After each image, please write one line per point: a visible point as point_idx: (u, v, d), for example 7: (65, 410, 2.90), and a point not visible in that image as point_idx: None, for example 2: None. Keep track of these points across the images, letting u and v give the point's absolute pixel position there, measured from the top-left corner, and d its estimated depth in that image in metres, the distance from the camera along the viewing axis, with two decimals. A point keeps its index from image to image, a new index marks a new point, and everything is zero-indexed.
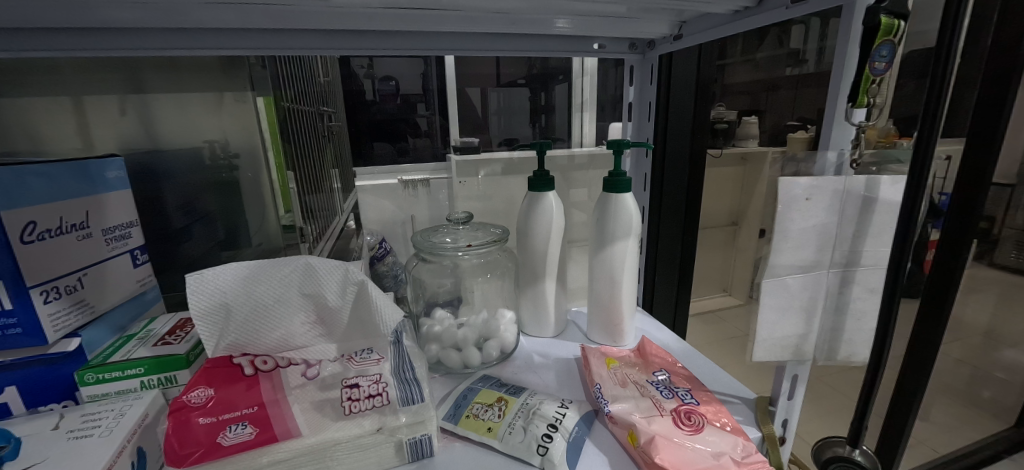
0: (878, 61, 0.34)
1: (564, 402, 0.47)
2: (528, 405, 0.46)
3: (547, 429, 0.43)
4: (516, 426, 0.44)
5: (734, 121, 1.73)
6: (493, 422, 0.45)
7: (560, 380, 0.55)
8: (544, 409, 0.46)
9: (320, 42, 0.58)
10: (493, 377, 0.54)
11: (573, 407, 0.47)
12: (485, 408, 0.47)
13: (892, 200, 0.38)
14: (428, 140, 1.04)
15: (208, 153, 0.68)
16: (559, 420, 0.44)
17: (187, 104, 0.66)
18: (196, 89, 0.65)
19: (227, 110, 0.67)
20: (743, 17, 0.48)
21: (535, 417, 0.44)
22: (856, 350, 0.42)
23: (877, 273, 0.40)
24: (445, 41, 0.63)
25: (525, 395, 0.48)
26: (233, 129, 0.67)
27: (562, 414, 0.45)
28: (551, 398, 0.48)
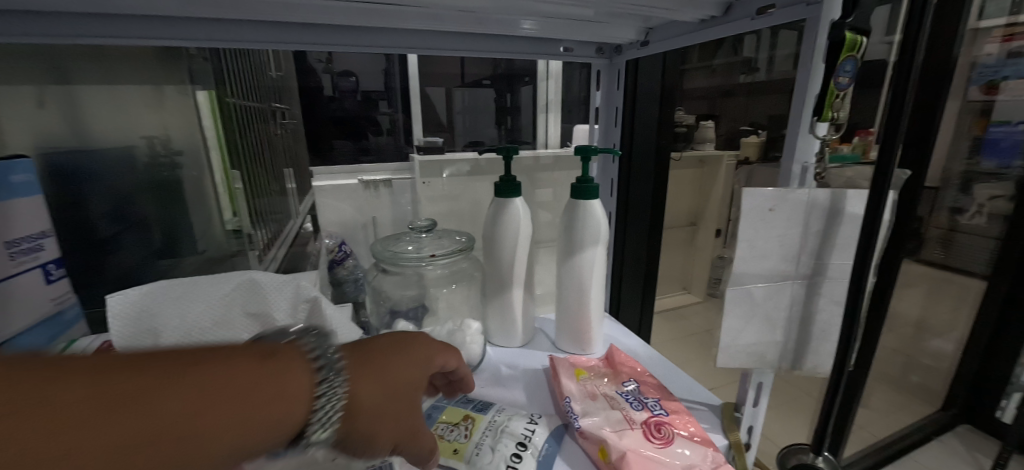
0: (842, 76, 0.35)
1: (533, 417, 0.46)
2: (496, 422, 0.45)
3: (516, 448, 0.42)
4: (484, 447, 0.42)
5: (694, 124, 1.79)
6: (459, 444, 0.42)
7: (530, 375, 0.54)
8: (513, 427, 0.44)
9: (268, 35, 0.54)
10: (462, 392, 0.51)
11: (542, 423, 0.45)
12: (451, 429, 0.44)
13: (857, 213, 0.39)
14: (391, 138, 0.92)
15: (147, 149, 0.62)
16: (528, 437, 0.43)
17: (120, 96, 0.60)
18: (130, 81, 0.60)
19: (169, 104, 0.62)
20: (708, 26, 0.48)
21: (504, 436, 0.43)
22: (818, 358, 0.43)
23: (842, 284, 0.41)
24: (406, 39, 0.60)
25: (493, 412, 0.47)
26: (175, 125, 0.63)
27: (531, 430, 0.44)
28: (523, 415, 0.46)
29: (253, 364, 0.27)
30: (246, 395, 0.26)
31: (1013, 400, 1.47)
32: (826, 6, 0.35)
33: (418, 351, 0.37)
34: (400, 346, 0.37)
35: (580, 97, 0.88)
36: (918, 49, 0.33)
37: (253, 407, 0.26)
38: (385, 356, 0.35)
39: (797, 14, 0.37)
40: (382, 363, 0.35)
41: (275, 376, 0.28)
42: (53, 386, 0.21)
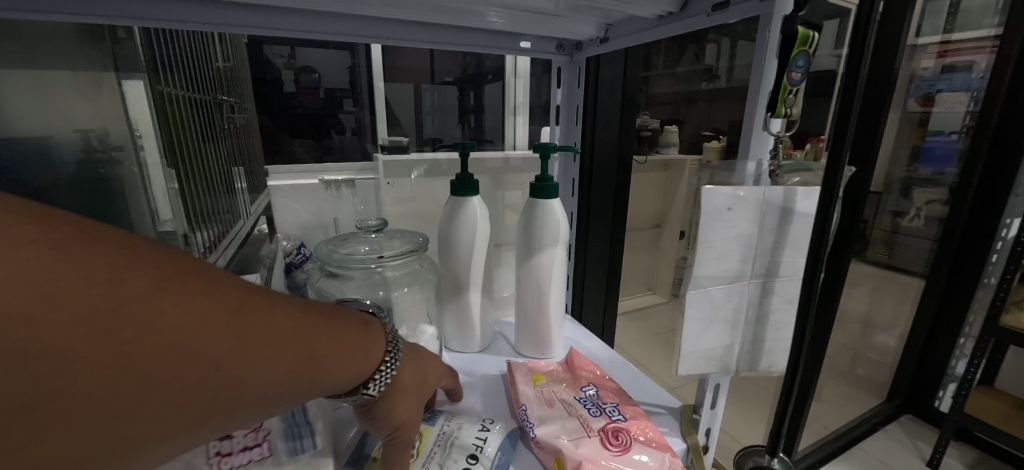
0: (795, 71, 0.33)
1: (485, 424, 0.44)
2: (444, 434, 0.42)
3: (467, 461, 0.39)
4: (432, 462, 0.39)
5: (658, 128, 1.83)
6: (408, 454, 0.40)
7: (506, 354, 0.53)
8: (466, 433, 0.42)
9: (204, 17, 0.49)
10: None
11: (496, 430, 0.43)
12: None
13: (807, 211, 0.39)
14: (356, 137, 0.95)
15: (80, 144, 0.51)
16: (480, 449, 0.41)
17: (42, 82, 0.49)
18: (48, 64, 0.49)
19: (104, 93, 0.51)
20: (667, 22, 0.47)
21: (454, 449, 0.40)
22: (771, 358, 0.43)
23: (793, 283, 0.41)
24: (359, 27, 0.56)
25: (445, 419, 0.44)
26: (110, 116, 0.51)
27: (483, 440, 0.42)
28: (473, 422, 0.44)
29: (343, 323, 0.33)
30: (340, 345, 0.32)
31: (950, 390, 1.55)
32: (778, 2, 0.34)
33: (439, 363, 0.45)
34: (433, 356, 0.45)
35: (544, 97, 0.87)
36: (865, 49, 0.33)
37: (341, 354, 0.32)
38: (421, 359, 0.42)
39: (752, 10, 0.37)
40: (421, 364, 0.42)
41: (355, 335, 0.34)
42: (220, 297, 0.26)
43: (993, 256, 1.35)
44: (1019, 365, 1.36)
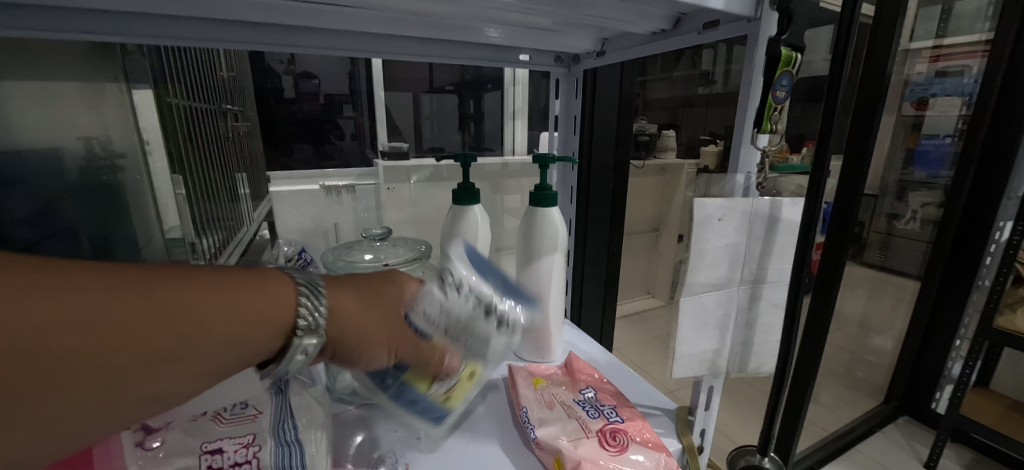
0: (778, 90, 0.36)
1: (446, 286, 0.40)
2: (462, 341, 0.41)
3: (498, 333, 0.42)
4: (483, 354, 0.43)
5: (655, 133, 1.87)
6: (475, 368, 0.44)
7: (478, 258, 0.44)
8: (481, 325, 0.41)
9: (212, 34, 0.51)
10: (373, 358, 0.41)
11: (477, 299, 0.41)
12: (444, 381, 0.42)
13: (792, 220, 0.41)
14: (355, 141, 1.07)
15: (82, 151, 0.50)
16: (487, 314, 0.41)
17: (52, 93, 0.48)
18: (61, 78, 0.49)
19: (110, 103, 0.50)
20: (660, 38, 0.49)
21: (479, 338, 0.41)
22: (762, 360, 0.45)
23: (780, 288, 0.43)
24: (363, 42, 0.58)
25: (432, 331, 0.39)
26: (117, 124, 0.51)
27: (478, 309, 0.41)
28: (454, 302, 0.40)
29: (237, 288, 0.29)
30: (236, 311, 0.28)
31: (945, 392, 1.54)
32: (764, 23, 0.36)
33: (414, 308, 0.39)
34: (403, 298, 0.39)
35: (542, 106, 0.89)
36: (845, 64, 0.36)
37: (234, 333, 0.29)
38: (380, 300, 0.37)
39: (740, 30, 0.38)
40: (374, 308, 0.37)
41: (262, 302, 0.30)
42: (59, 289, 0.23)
43: (985, 258, 1.36)
44: (1012, 366, 1.38)
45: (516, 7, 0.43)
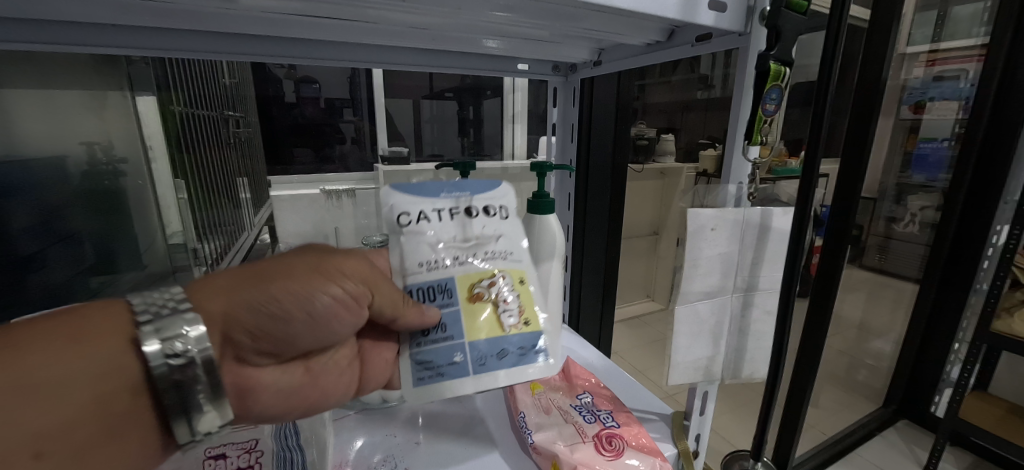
0: (768, 104, 0.37)
1: (413, 222, 0.41)
2: (475, 270, 0.42)
3: (488, 230, 0.44)
4: (502, 255, 0.43)
5: (654, 137, 1.89)
6: (521, 270, 0.44)
7: (418, 188, 0.43)
8: (474, 227, 0.43)
9: (217, 46, 0.52)
10: (420, 349, 0.40)
11: (438, 226, 0.42)
12: (508, 311, 0.42)
13: (782, 228, 0.42)
14: (355, 145, 1.13)
15: (85, 157, 0.59)
16: (465, 226, 0.43)
17: (56, 101, 0.57)
18: (64, 89, 0.57)
19: (111, 111, 0.60)
20: (655, 49, 0.50)
21: (480, 246, 0.43)
22: (755, 367, 0.46)
23: (772, 295, 0.44)
24: (365, 53, 0.59)
25: (440, 263, 0.41)
26: (120, 132, 0.61)
27: (450, 231, 0.42)
28: (434, 235, 0.42)
29: (42, 343, 0.28)
30: (52, 362, 0.28)
31: (945, 395, 1.52)
32: (753, 37, 0.38)
33: (310, 273, 0.35)
34: (290, 264, 0.35)
35: (541, 112, 0.90)
36: (832, 72, 0.37)
37: (54, 377, 0.27)
38: (261, 272, 0.34)
39: (731, 42, 0.40)
40: (255, 282, 0.34)
41: (78, 342, 0.29)
42: None
43: (984, 262, 1.36)
44: (1011, 370, 1.38)
45: (516, 21, 0.44)
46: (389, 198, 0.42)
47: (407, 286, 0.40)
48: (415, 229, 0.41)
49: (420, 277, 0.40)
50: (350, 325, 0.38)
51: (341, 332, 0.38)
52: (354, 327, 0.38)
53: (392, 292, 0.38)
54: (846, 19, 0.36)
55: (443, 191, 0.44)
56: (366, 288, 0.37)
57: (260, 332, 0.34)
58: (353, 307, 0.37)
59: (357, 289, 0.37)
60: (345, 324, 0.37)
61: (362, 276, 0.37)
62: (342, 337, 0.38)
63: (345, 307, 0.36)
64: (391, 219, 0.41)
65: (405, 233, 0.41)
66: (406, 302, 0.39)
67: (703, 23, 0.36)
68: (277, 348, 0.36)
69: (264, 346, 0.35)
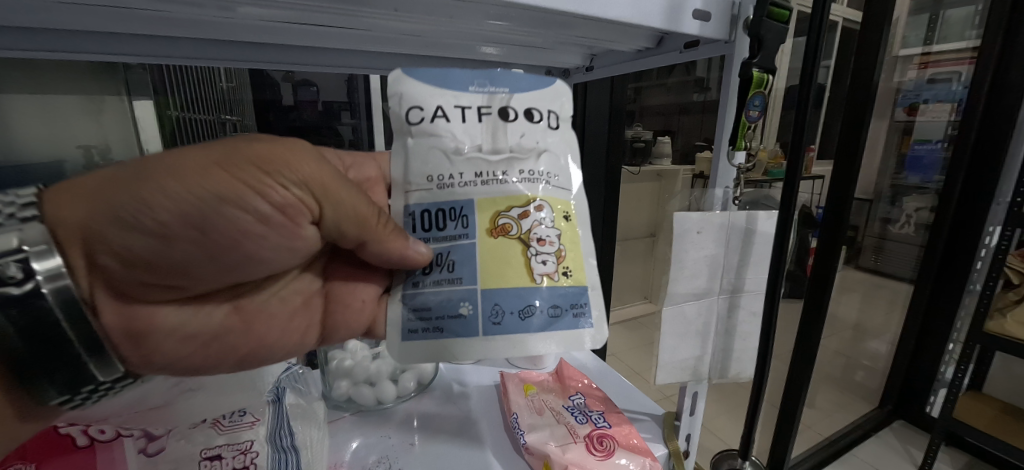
0: (751, 110, 0.39)
1: (427, 120, 0.35)
2: (504, 189, 0.35)
3: (525, 140, 0.36)
4: (543, 179, 0.36)
5: (650, 140, 1.90)
6: (566, 203, 0.36)
7: (443, 75, 0.36)
8: (507, 135, 0.35)
9: (211, 53, 0.52)
10: (423, 293, 0.35)
11: (465, 129, 0.35)
12: (541, 256, 0.35)
13: (767, 232, 0.43)
14: None
15: (85, 158, 0.68)
16: (496, 131, 0.35)
17: (59, 107, 0.65)
18: (65, 92, 0.65)
19: (108, 114, 0.69)
20: (647, 55, 0.50)
21: (515, 161, 0.35)
22: (743, 368, 0.47)
23: (757, 297, 0.45)
24: (359, 58, 0.60)
25: (456, 180, 0.34)
26: (116, 133, 0.70)
27: (477, 137, 0.35)
28: (454, 139, 0.35)
29: None
30: None
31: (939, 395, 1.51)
32: (737, 45, 0.39)
33: (212, 177, 0.30)
34: (185, 164, 0.30)
35: None
36: (814, 73, 0.40)
37: None
38: (144, 177, 0.29)
39: (717, 50, 0.42)
40: (132, 190, 0.29)
41: None
42: None
43: (977, 263, 1.37)
44: (1005, 370, 1.39)
45: (508, 29, 0.45)
46: (400, 85, 0.35)
47: (413, 209, 0.35)
48: (430, 129, 0.35)
49: (427, 197, 0.35)
50: (275, 245, 0.35)
51: (265, 253, 0.35)
52: (281, 244, 0.35)
53: (340, 198, 0.34)
54: (829, 15, 0.39)
55: (474, 83, 0.36)
56: (296, 198, 0.33)
57: (152, 258, 0.31)
58: (276, 222, 0.33)
59: (284, 199, 0.32)
60: (269, 243, 0.34)
61: (294, 177, 0.32)
62: (267, 259, 0.35)
63: (264, 222, 0.33)
64: (401, 114, 0.35)
65: (414, 134, 0.35)
66: (384, 224, 0.34)
67: (687, 32, 0.37)
68: (178, 275, 0.33)
69: (160, 275, 0.33)
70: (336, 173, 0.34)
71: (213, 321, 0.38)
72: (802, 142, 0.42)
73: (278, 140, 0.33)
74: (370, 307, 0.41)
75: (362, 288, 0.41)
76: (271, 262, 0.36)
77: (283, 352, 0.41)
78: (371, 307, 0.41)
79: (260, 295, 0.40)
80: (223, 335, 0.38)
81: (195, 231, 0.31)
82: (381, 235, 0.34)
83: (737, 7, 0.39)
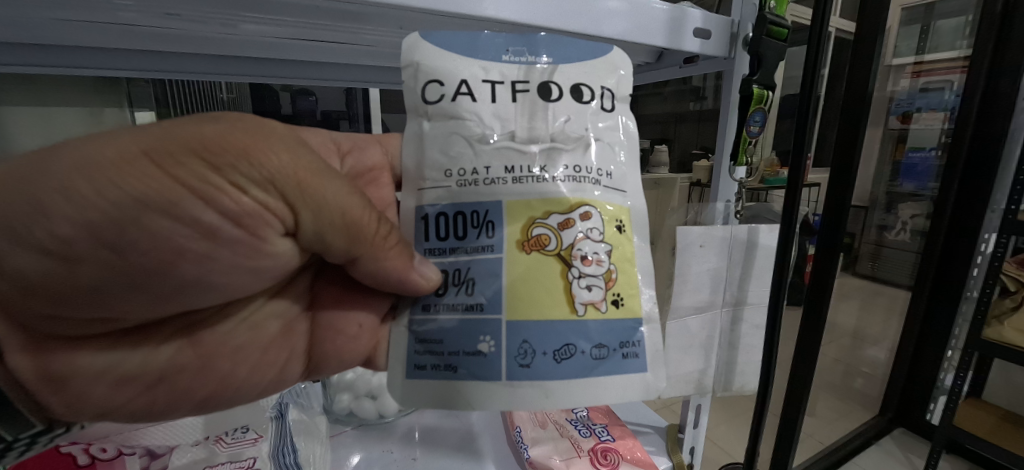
0: (752, 125, 0.41)
1: (447, 99, 0.28)
2: (544, 190, 0.28)
3: (570, 122, 0.29)
4: (597, 179, 0.29)
5: (647, 148, 1.91)
6: (620, 209, 0.29)
7: (471, 41, 0.29)
8: (548, 120, 0.28)
9: (215, 66, 0.52)
10: (435, 319, 0.28)
11: (499, 109, 0.28)
12: (585, 279, 0.28)
13: (767, 244, 0.43)
14: None
15: None
16: (534, 114, 0.28)
17: (65, 119, 0.73)
18: (64, 105, 0.73)
19: (107, 124, 0.76)
20: (646, 69, 0.51)
21: (558, 152, 0.28)
22: (747, 380, 0.47)
23: (759, 310, 0.46)
24: (361, 71, 0.60)
25: (482, 177, 0.28)
26: None
27: (512, 122, 0.28)
28: (480, 124, 0.28)
29: None
30: None
31: (939, 403, 1.51)
32: (737, 62, 0.41)
33: (133, 174, 0.22)
34: (97, 154, 0.21)
35: None
36: (814, 84, 0.41)
37: None
38: (42, 173, 0.21)
39: (717, 66, 0.43)
40: (23, 188, 0.21)
41: None
42: None
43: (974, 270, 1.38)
44: (1004, 376, 1.39)
45: None
46: (415, 52, 0.29)
47: (427, 211, 0.29)
48: (450, 109, 0.28)
49: (444, 196, 0.28)
50: (232, 265, 0.26)
51: (217, 276, 0.26)
52: (239, 264, 0.26)
53: (322, 200, 0.26)
54: (825, 27, 0.40)
55: (508, 52, 0.30)
56: (257, 204, 0.24)
57: (54, 284, 0.23)
58: (226, 234, 0.24)
59: (238, 206, 0.24)
60: (221, 263, 0.25)
61: (255, 175, 0.24)
62: (219, 284, 0.26)
63: (209, 236, 0.24)
64: (416, 89, 0.29)
65: (431, 115, 0.28)
66: (385, 236, 0.28)
67: (688, 50, 0.38)
68: (93, 307, 0.25)
69: (75, 305, 0.25)
70: (318, 167, 0.26)
71: (159, 360, 0.29)
72: (802, 153, 0.43)
73: (239, 120, 0.24)
74: (367, 334, 0.33)
75: (359, 311, 0.33)
76: (227, 287, 0.27)
77: (252, 395, 0.33)
78: (369, 334, 0.33)
79: (224, 324, 0.31)
80: (174, 377, 0.30)
81: (113, 251, 0.23)
82: (378, 250, 0.28)
83: (737, 25, 0.40)
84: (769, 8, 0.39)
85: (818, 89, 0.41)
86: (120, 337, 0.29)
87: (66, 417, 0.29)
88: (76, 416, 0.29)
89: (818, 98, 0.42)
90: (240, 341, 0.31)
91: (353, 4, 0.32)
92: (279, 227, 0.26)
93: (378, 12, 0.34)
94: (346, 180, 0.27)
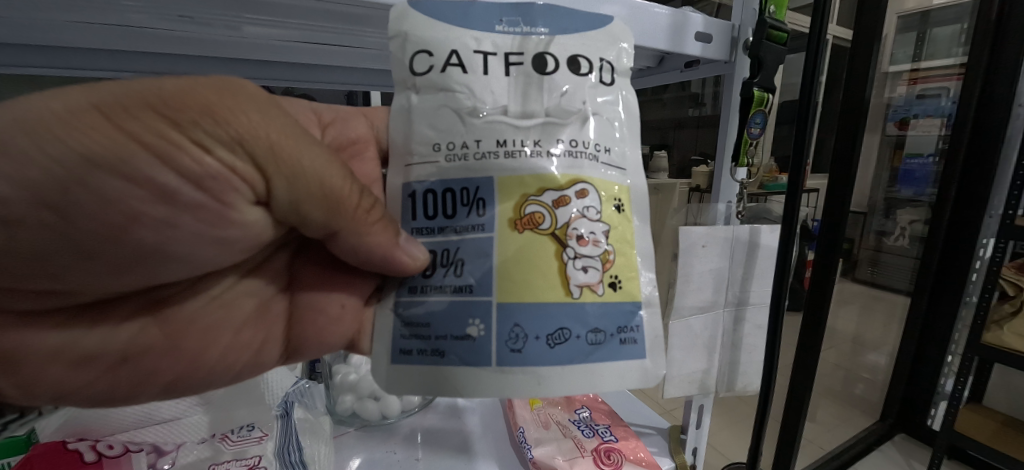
0: (753, 128, 0.41)
1: (437, 71, 0.29)
2: (536, 170, 0.28)
3: (559, 100, 0.29)
4: (596, 157, 0.29)
5: (647, 154, 1.92)
6: (621, 189, 0.30)
7: (464, 12, 0.30)
8: (541, 97, 0.29)
9: (219, 69, 0.53)
10: (422, 301, 0.28)
11: (496, 82, 0.29)
12: (580, 261, 0.28)
13: (769, 245, 0.44)
14: None
15: None
16: (527, 85, 0.29)
17: None
18: None
19: None
20: (648, 73, 0.52)
21: (552, 126, 0.29)
22: (750, 380, 0.48)
23: (761, 310, 0.46)
24: (364, 74, 0.61)
25: (469, 153, 0.28)
26: None
27: (506, 96, 0.29)
28: (471, 96, 0.28)
29: None
30: None
31: (940, 408, 1.50)
32: (738, 65, 0.42)
33: (81, 130, 0.22)
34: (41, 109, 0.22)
35: None
36: (815, 90, 0.42)
37: None
38: None
39: (718, 69, 0.44)
40: None
41: None
42: None
43: (973, 275, 1.37)
44: (1004, 381, 1.39)
45: None
46: (404, 24, 0.29)
47: (414, 188, 0.29)
48: (441, 81, 0.29)
49: (433, 172, 0.29)
50: (194, 232, 0.27)
51: (179, 243, 0.27)
52: (204, 230, 0.27)
53: (297, 166, 0.26)
54: (823, 34, 0.41)
55: (502, 22, 0.30)
56: (222, 165, 0.25)
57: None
58: (186, 198, 0.25)
59: (201, 166, 0.24)
60: (182, 229, 0.26)
61: (221, 133, 0.24)
62: (179, 252, 0.27)
63: (166, 200, 0.25)
64: (405, 60, 0.29)
65: (419, 87, 0.29)
66: (366, 212, 0.28)
67: (690, 53, 0.39)
68: (46, 276, 0.26)
69: (26, 274, 0.26)
70: (293, 132, 0.26)
71: (122, 337, 0.30)
72: (802, 158, 0.43)
73: (204, 78, 0.24)
74: (350, 316, 0.33)
75: (340, 291, 0.33)
76: (188, 257, 0.28)
77: (225, 379, 0.33)
78: (353, 316, 0.33)
79: (192, 302, 0.32)
80: (140, 357, 0.31)
81: (55, 213, 0.23)
82: (360, 224, 0.28)
83: (737, 30, 0.41)
84: (769, 12, 0.40)
85: (819, 93, 0.42)
86: (76, 315, 0.30)
87: (22, 402, 0.31)
88: (32, 400, 0.31)
89: (819, 102, 0.42)
90: (211, 320, 0.31)
91: (357, 7, 0.33)
92: (248, 195, 0.27)
93: (381, 14, 0.35)
94: (325, 148, 0.27)
